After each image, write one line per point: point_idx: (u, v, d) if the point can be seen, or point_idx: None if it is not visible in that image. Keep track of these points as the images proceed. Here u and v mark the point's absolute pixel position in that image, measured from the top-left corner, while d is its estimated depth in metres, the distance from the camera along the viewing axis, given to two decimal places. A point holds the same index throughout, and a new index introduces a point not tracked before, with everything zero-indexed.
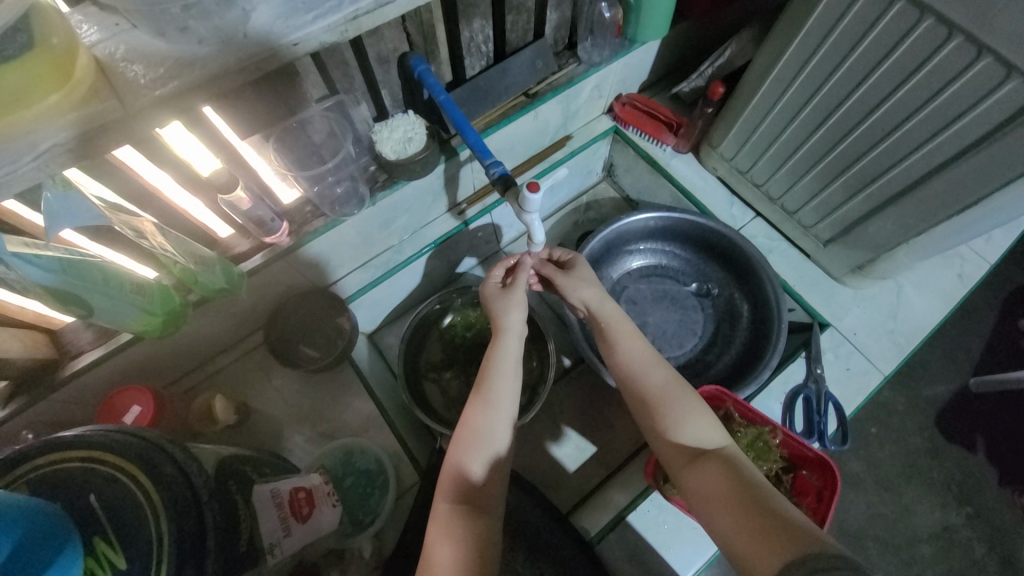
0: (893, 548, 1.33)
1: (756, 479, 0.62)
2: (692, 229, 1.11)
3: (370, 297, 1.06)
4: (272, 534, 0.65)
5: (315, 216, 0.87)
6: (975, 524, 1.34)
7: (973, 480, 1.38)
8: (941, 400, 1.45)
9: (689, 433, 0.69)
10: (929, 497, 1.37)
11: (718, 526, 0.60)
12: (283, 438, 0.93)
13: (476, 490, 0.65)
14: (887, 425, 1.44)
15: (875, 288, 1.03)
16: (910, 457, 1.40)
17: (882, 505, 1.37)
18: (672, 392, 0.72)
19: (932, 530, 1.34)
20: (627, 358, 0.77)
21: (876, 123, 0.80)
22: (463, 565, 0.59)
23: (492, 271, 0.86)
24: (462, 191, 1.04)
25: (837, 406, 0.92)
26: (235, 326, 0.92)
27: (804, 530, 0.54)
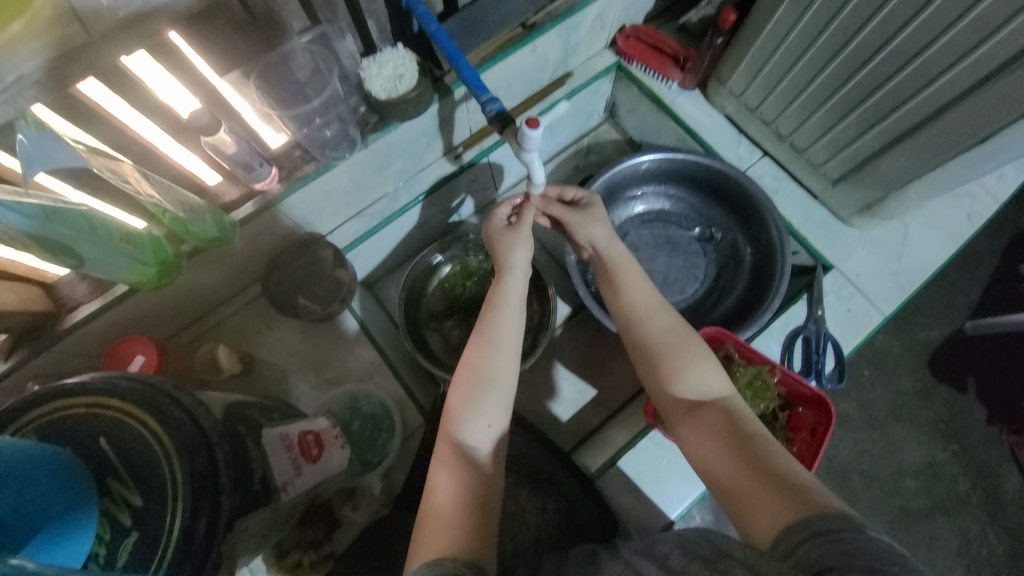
0: (878, 481, 1.39)
1: (757, 431, 0.63)
2: (697, 171, 1.07)
3: (367, 247, 1.04)
4: (284, 473, 0.67)
5: (306, 160, 0.84)
6: (958, 458, 1.40)
7: (961, 418, 1.42)
8: (935, 343, 1.47)
9: (693, 381, 0.69)
10: (916, 435, 1.42)
11: (714, 471, 0.62)
12: (289, 386, 0.94)
13: (477, 432, 0.66)
14: (881, 367, 1.46)
15: (881, 229, 1.01)
16: (901, 397, 1.44)
17: (871, 442, 1.42)
18: (679, 339, 0.72)
19: (917, 465, 1.40)
20: (630, 299, 0.77)
21: (895, 51, 0.75)
22: (462, 502, 0.61)
23: (498, 209, 0.85)
24: (458, 133, 0.99)
25: (836, 345, 0.93)
26: (232, 276, 0.91)
27: (804, 485, 0.55)
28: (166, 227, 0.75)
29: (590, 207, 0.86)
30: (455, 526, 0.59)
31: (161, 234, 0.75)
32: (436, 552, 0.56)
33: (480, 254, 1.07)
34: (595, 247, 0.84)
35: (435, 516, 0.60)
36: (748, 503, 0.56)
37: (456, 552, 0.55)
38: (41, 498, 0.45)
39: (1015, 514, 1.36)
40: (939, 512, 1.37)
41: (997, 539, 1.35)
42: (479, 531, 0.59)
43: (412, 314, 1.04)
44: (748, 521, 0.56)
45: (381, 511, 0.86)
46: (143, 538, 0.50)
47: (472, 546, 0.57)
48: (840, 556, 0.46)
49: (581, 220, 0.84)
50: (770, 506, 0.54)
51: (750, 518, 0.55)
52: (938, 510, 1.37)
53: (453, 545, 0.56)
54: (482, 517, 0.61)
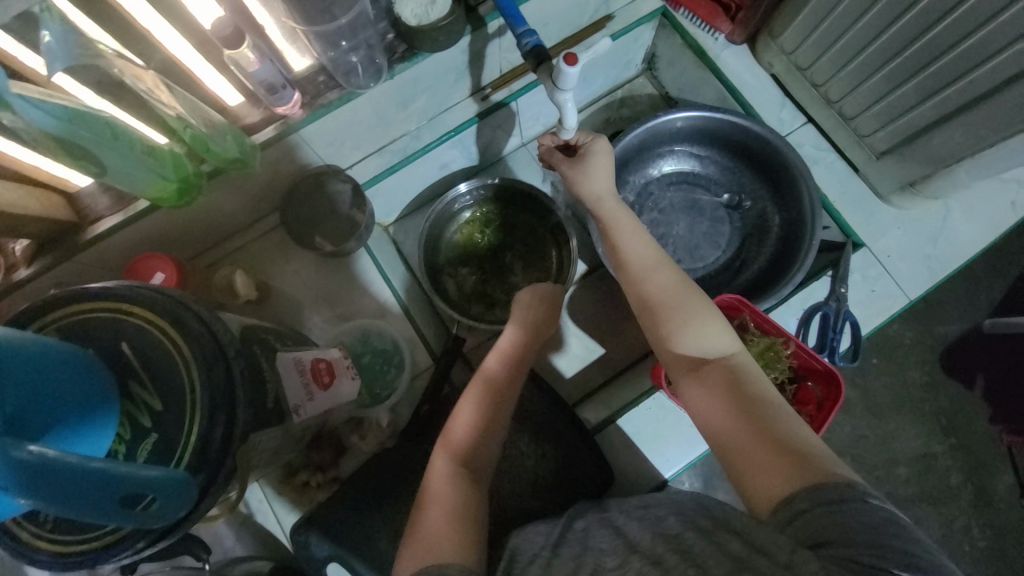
0: (870, 466, 1.41)
1: (764, 391, 0.62)
2: (732, 133, 1.02)
3: (386, 186, 1.01)
4: (297, 397, 0.68)
5: (330, 88, 0.81)
6: (953, 452, 1.41)
7: (963, 414, 1.42)
8: (950, 338, 1.44)
9: (699, 340, 0.67)
10: (915, 425, 1.42)
11: (717, 431, 0.61)
12: (301, 317, 0.94)
13: (473, 460, 0.69)
14: (891, 356, 1.44)
15: (919, 210, 0.96)
16: (906, 388, 1.43)
17: (868, 428, 1.42)
18: (682, 296, 0.71)
19: (911, 454, 1.41)
20: (640, 252, 0.76)
21: (967, 13, 0.69)
22: (456, 513, 0.63)
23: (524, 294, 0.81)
24: (488, 72, 0.95)
25: (854, 324, 0.90)
26: (251, 202, 0.89)
27: (809, 451, 0.55)
28: (187, 145, 0.74)
29: (588, 154, 0.82)
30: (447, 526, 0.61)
31: (182, 152, 0.74)
32: (434, 550, 0.58)
33: (498, 203, 1.05)
34: (595, 199, 0.81)
35: (426, 526, 0.62)
36: (750, 467, 0.56)
37: (451, 552, 0.58)
38: (64, 394, 0.46)
39: (1004, 512, 1.38)
40: (925, 501, 1.40)
41: (981, 533, 1.38)
42: (470, 536, 0.61)
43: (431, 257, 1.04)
44: (749, 484, 0.56)
45: (387, 442, 0.88)
46: (164, 443, 0.52)
47: (463, 547, 0.59)
48: (842, 531, 0.47)
49: (586, 164, 0.82)
50: (774, 472, 0.54)
51: (750, 482, 0.56)
52: (925, 499, 1.40)
53: (450, 545, 0.59)
54: (469, 523, 0.63)
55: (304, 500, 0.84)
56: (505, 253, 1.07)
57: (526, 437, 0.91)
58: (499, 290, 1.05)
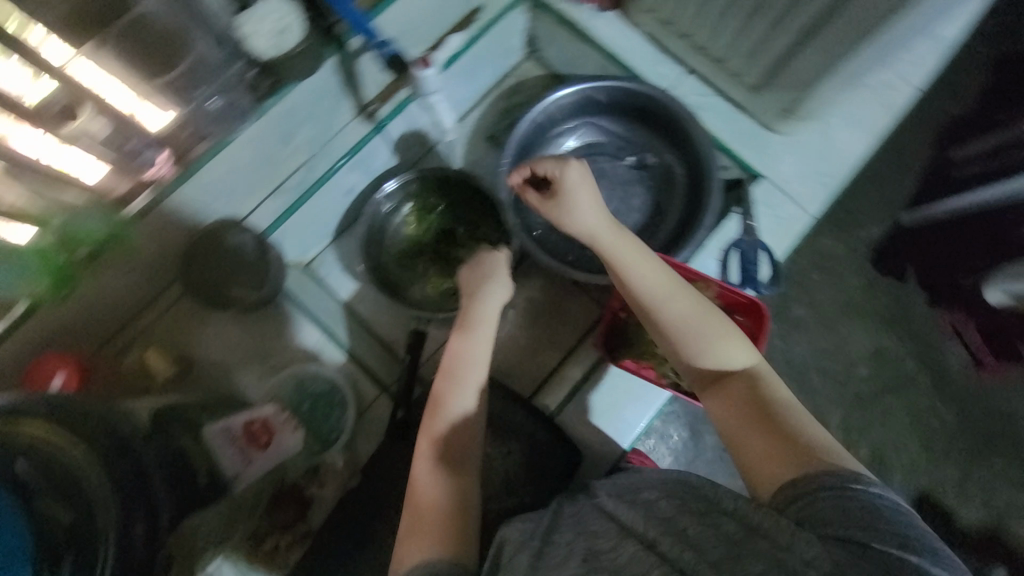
0: (830, 375, 1.40)
1: (782, 399, 0.63)
2: (621, 97, 1.05)
3: (294, 224, 0.96)
4: (234, 466, 0.70)
5: (198, 139, 0.76)
6: (904, 341, 1.40)
7: (904, 305, 1.41)
8: (873, 240, 1.45)
9: (717, 354, 0.67)
10: (863, 326, 1.42)
11: (732, 433, 0.63)
12: (234, 378, 0.89)
13: (456, 450, 0.68)
14: (827, 269, 1.44)
15: (804, 132, 1.01)
16: (846, 295, 1.43)
17: (823, 341, 1.42)
18: (702, 315, 0.69)
19: (865, 352, 1.41)
20: (652, 274, 0.72)
21: None
22: (444, 515, 0.63)
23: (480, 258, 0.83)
24: (366, 87, 0.92)
25: (767, 251, 0.94)
26: (147, 277, 0.84)
27: (818, 446, 0.57)
28: (55, 236, 0.70)
29: (563, 190, 0.78)
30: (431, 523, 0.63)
31: (50, 242, 0.70)
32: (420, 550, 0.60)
33: (440, 192, 1.03)
34: (590, 227, 0.76)
35: (418, 519, 0.64)
36: (760, 462, 0.59)
37: (439, 550, 0.60)
38: None
39: (962, 385, 1.38)
40: (887, 394, 1.39)
41: (946, 408, 1.38)
42: (461, 536, 0.63)
43: (377, 257, 1.01)
44: (755, 475, 0.59)
45: (349, 483, 0.85)
46: (70, 559, 0.47)
47: (450, 543, 0.61)
48: (842, 514, 0.50)
49: (568, 200, 0.78)
50: (780, 462, 0.57)
51: (758, 472, 0.59)
52: (886, 392, 1.39)
53: (435, 541, 0.60)
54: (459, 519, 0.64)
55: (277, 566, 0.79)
56: (452, 243, 1.03)
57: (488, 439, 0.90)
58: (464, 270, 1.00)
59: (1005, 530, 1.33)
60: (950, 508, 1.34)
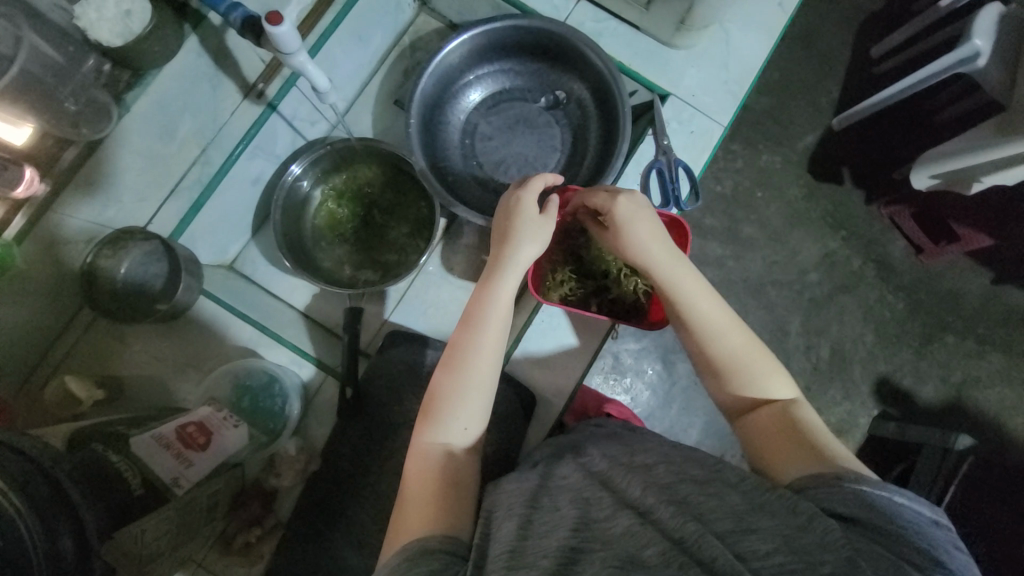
0: (788, 285, 1.44)
1: (815, 423, 0.63)
2: (516, 37, 1.02)
3: (203, 224, 0.92)
4: (172, 471, 0.66)
5: (63, 146, 0.73)
6: (850, 243, 1.45)
7: (846, 207, 1.46)
8: (810, 148, 1.47)
9: (758, 381, 0.67)
10: (810, 233, 1.46)
11: (757, 446, 0.64)
12: (171, 390, 0.86)
13: (459, 431, 0.66)
14: (770, 185, 1.47)
15: (704, 43, 1.00)
16: (791, 206, 1.46)
17: (775, 253, 1.45)
18: (757, 351, 0.69)
19: (816, 259, 1.45)
20: (716, 309, 0.70)
21: None
22: (433, 491, 0.62)
23: (523, 194, 0.77)
24: (247, 67, 0.88)
25: (686, 167, 0.95)
26: (48, 304, 0.79)
27: (839, 457, 0.58)
28: None
29: (630, 217, 0.73)
30: (432, 500, 0.61)
31: None
32: (415, 529, 0.59)
33: (342, 168, 1.00)
34: (646, 261, 0.73)
35: (414, 499, 0.62)
36: (781, 464, 0.60)
37: (436, 524, 0.58)
38: None
39: (906, 272, 1.44)
40: (842, 293, 1.44)
41: (895, 297, 1.44)
42: (455, 511, 0.61)
43: (302, 250, 0.98)
44: (773, 472, 0.61)
45: (307, 467, 0.83)
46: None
47: (446, 519, 0.59)
48: (868, 514, 0.51)
49: (625, 231, 0.74)
50: (799, 465, 0.59)
51: (775, 469, 0.61)
52: (840, 291, 1.44)
53: (431, 519, 0.59)
54: (456, 492, 0.63)
55: (255, 561, 0.81)
56: (374, 213, 1.01)
57: None
58: (385, 252, 0.99)
59: (964, 399, 1.41)
60: (910, 388, 1.41)
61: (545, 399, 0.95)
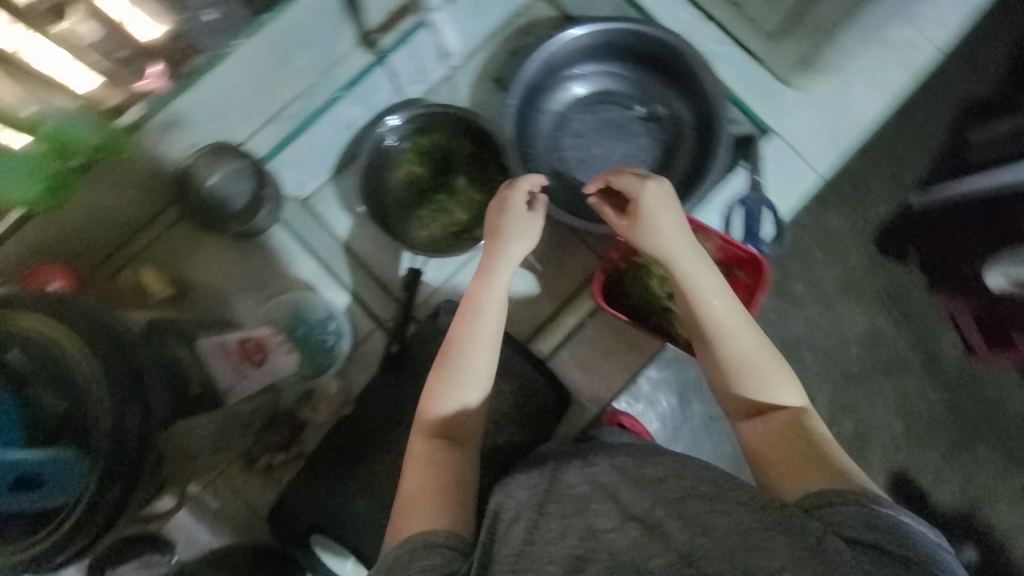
0: (825, 352, 1.38)
1: (824, 434, 0.62)
2: (632, 43, 1.02)
3: (293, 155, 0.93)
4: (228, 379, 0.76)
5: (193, 52, 0.72)
6: (902, 326, 1.38)
7: (904, 288, 1.38)
8: (882, 219, 1.39)
9: (765, 386, 0.65)
10: (862, 305, 1.38)
11: (764, 456, 0.61)
12: (229, 305, 0.88)
13: (452, 427, 0.68)
14: (832, 247, 1.39)
15: (820, 88, 0.98)
16: (849, 274, 1.39)
17: (820, 317, 1.39)
18: (767, 352, 0.66)
19: (862, 333, 1.38)
20: (728, 303, 0.67)
21: None
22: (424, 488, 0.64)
23: (519, 184, 0.78)
24: (371, 13, 0.89)
25: (773, 208, 0.92)
26: (142, 196, 0.83)
27: (849, 470, 0.57)
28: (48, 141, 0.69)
29: (644, 210, 0.72)
30: (433, 497, 0.62)
31: (40, 149, 0.67)
32: (417, 523, 0.60)
33: (432, 130, 1.00)
34: (659, 252, 0.71)
35: (413, 497, 0.63)
36: (792, 479, 0.58)
37: (439, 521, 0.59)
38: None
39: (952, 370, 1.37)
40: (879, 375, 1.37)
41: (933, 392, 1.37)
42: (458, 507, 0.63)
43: (376, 201, 0.98)
44: (779, 488, 0.58)
45: (343, 409, 0.87)
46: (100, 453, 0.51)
47: (451, 517, 0.61)
48: (873, 530, 0.49)
49: (650, 220, 0.71)
50: (809, 479, 0.57)
51: (783, 484, 0.58)
52: (878, 372, 1.37)
53: (433, 513, 0.60)
54: (457, 492, 0.64)
55: (270, 481, 0.84)
56: (454, 178, 1.02)
57: None
58: (460, 210, 1.00)
59: (978, 512, 1.35)
60: (926, 488, 1.35)
61: (580, 401, 0.95)
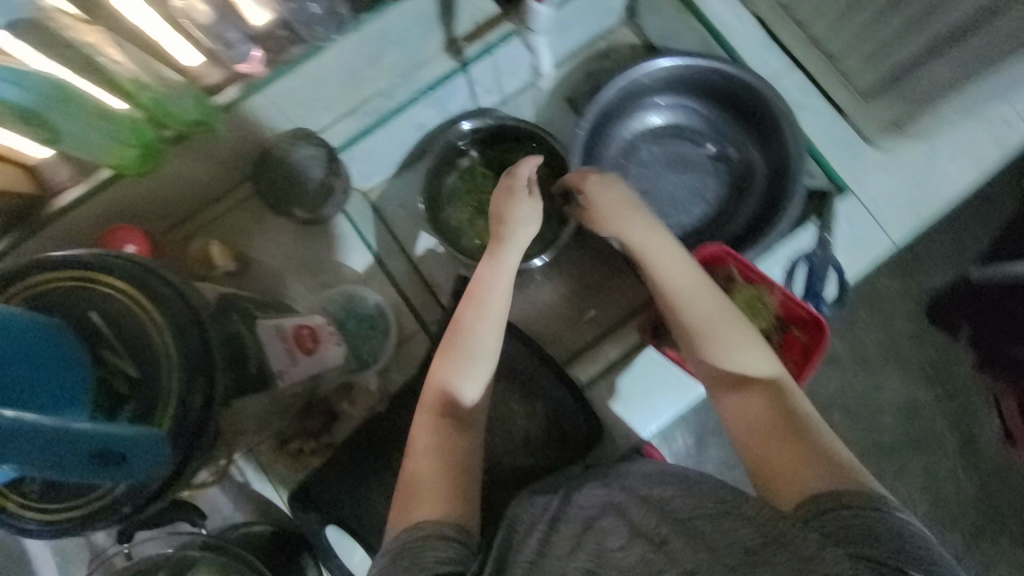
0: (857, 416, 1.31)
1: (806, 411, 0.64)
2: (716, 80, 1.00)
3: (365, 148, 0.96)
4: (280, 363, 0.68)
5: (292, 42, 0.74)
6: (942, 402, 1.31)
7: (947, 362, 1.32)
8: (936, 288, 1.32)
9: (743, 361, 0.68)
10: (902, 374, 1.32)
11: (750, 443, 0.63)
12: (283, 286, 0.90)
13: (460, 408, 0.70)
14: (879, 309, 1.33)
15: (906, 152, 0.94)
16: (893, 339, 1.33)
17: (857, 380, 1.32)
18: (722, 321, 0.70)
19: (898, 403, 1.31)
20: (677, 278, 0.73)
21: None
22: (441, 473, 0.65)
23: (520, 168, 0.81)
24: (460, 21, 0.89)
25: (839, 269, 0.89)
26: (220, 170, 0.85)
27: (840, 458, 0.59)
28: (147, 109, 0.69)
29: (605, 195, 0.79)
30: (440, 485, 0.64)
31: (141, 117, 0.70)
32: (422, 510, 0.61)
33: (500, 142, 1.02)
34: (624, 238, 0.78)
35: (419, 481, 0.64)
36: (785, 476, 0.59)
37: (445, 512, 0.61)
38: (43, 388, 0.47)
39: (989, 456, 1.29)
40: (912, 449, 1.30)
41: (966, 476, 1.29)
42: (463, 497, 0.64)
43: (435, 205, 0.99)
44: (773, 485, 0.59)
45: (376, 408, 0.87)
46: (181, 431, 0.51)
47: (459, 508, 0.62)
48: (874, 535, 0.51)
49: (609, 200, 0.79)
50: (805, 476, 0.58)
51: (779, 484, 0.59)
52: (910, 446, 1.30)
53: (441, 502, 0.62)
54: (465, 482, 0.65)
55: (299, 465, 0.85)
56: None
57: (515, 396, 0.90)
58: None
59: None
60: None
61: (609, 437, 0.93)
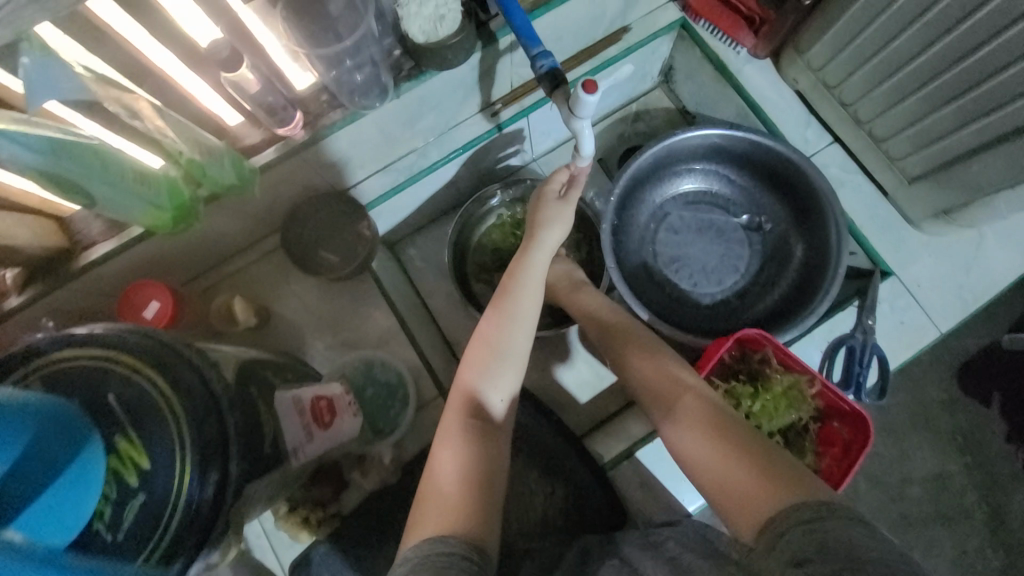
0: (880, 484, 1.23)
1: (735, 418, 0.64)
2: (756, 152, 0.97)
3: (392, 206, 0.96)
4: (295, 439, 0.65)
5: (336, 106, 0.75)
6: (972, 473, 1.22)
7: (979, 432, 1.23)
8: (966, 352, 1.25)
9: (673, 377, 0.70)
10: (930, 442, 1.23)
11: (704, 469, 0.60)
12: (304, 343, 0.90)
13: (487, 412, 0.67)
14: (907, 373, 1.25)
15: (952, 237, 0.90)
16: (921, 405, 1.24)
17: (880, 445, 1.24)
18: (645, 350, 0.74)
19: (926, 473, 1.22)
20: (610, 312, 0.81)
21: (1004, 46, 0.66)
22: (466, 486, 0.61)
23: (555, 176, 0.82)
24: (498, 86, 0.88)
25: (882, 358, 0.86)
26: (249, 225, 0.85)
27: (782, 464, 0.57)
28: (182, 169, 0.69)
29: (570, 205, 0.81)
30: (459, 499, 0.60)
31: (178, 175, 0.70)
32: (436, 522, 0.58)
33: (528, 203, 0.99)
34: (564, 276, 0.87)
35: (441, 491, 0.61)
36: (742, 500, 0.56)
37: (461, 526, 0.57)
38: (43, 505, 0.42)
39: (1020, 532, 1.19)
40: (938, 522, 1.21)
41: (994, 553, 1.19)
42: (482, 513, 0.59)
43: (461, 263, 0.98)
44: (733, 513, 0.56)
45: (389, 480, 0.83)
46: (195, 528, 0.49)
47: (475, 523, 0.58)
48: (826, 544, 0.47)
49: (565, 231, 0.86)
50: (756, 492, 0.55)
51: (738, 510, 0.56)
52: (937, 519, 1.21)
53: (458, 515, 0.58)
54: (486, 494, 0.61)
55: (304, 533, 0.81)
56: None
57: (535, 471, 0.87)
58: None
59: None
60: None
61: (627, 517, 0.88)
